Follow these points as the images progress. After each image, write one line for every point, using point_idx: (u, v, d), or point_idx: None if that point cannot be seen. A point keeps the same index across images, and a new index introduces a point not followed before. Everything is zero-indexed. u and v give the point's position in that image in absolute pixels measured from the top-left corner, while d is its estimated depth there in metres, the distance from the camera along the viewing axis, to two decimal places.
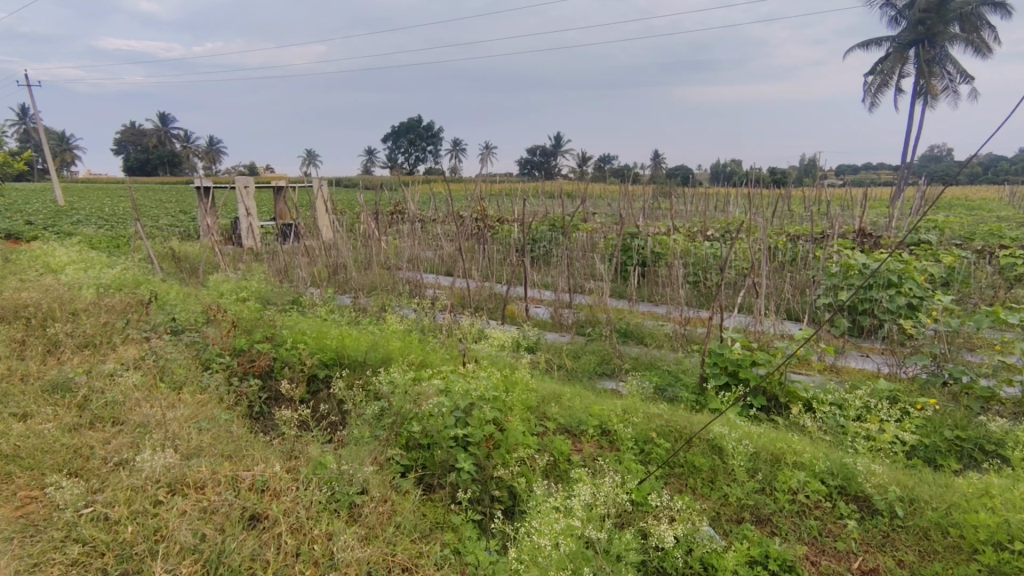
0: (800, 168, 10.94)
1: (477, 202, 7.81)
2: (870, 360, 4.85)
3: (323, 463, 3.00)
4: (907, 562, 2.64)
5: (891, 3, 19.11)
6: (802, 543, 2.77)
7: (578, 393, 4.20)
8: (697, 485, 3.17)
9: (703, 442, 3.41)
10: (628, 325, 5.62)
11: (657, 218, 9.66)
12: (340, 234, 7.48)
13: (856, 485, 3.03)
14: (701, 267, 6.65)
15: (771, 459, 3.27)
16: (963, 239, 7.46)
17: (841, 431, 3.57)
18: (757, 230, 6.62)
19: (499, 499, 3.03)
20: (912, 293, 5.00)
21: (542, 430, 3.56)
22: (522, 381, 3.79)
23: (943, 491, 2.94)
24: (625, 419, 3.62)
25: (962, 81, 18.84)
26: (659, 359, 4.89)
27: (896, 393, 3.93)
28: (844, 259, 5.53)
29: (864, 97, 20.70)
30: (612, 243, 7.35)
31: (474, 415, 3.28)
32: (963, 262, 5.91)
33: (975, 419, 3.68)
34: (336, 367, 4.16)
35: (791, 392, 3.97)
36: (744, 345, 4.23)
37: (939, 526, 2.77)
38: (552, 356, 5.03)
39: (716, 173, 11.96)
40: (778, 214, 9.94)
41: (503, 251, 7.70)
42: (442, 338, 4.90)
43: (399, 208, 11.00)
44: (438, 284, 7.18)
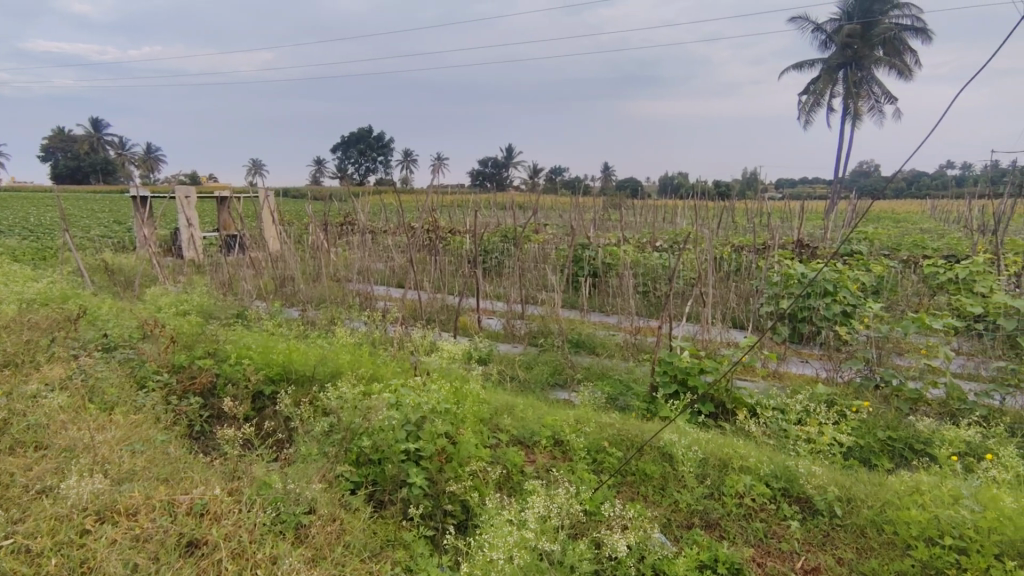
0: (742, 182, 11.40)
1: (429, 213, 7.74)
2: (809, 365, 5.06)
3: (267, 483, 2.88)
4: (846, 560, 2.76)
5: (821, 27, 20.21)
6: (749, 545, 2.85)
7: (531, 404, 4.20)
8: (648, 493, 3.22)
9: (654, 450, 3.46)
10: (580, 335, 5.66)
11: (607, 229, 9.85)
12: (287, 246, 7.28)
13: (798, 487, 3.13)
14: (651, 277, 6.79)
15: (719, 464, 3.35)
16: (890, 250, 7.93)
17: (783, 435, 3.69)
18: (703, 241, 6.82)
19: (451, 514, 3.00)
20: (846, 301, 5.25)
21: (494, 442, 3.54)
22: (473, 393, 3.75)
23: (877, 490, 3.08)
24: (577, 429, 3.64)
25: (887, 102, 20.06)
26: (611, 368, 4.96)
27: (833, 397, 4.10)
28: (785, 268, 5.77)
29: (799, 115, 21.76)
30: (564, 253, 7.41)
31: (425, 429, 3.21)
32: (891, 272, 6.28)
33: (904, 420, 3.89)
34: (283, 383, 4.02)
35: (737, 398, 4.10)
36: (692, 354, 4.33)
37: (874, 523, 2.90)
38: (505, 368, 5.03)
39: (664, 186, 12.29)
40: (722, 225, 10.27)
41: (455, 263, 7.67)
42: (393, 351, 4.83)
43: (350, 219, 10.82)
44: (389, 296, 7.08)
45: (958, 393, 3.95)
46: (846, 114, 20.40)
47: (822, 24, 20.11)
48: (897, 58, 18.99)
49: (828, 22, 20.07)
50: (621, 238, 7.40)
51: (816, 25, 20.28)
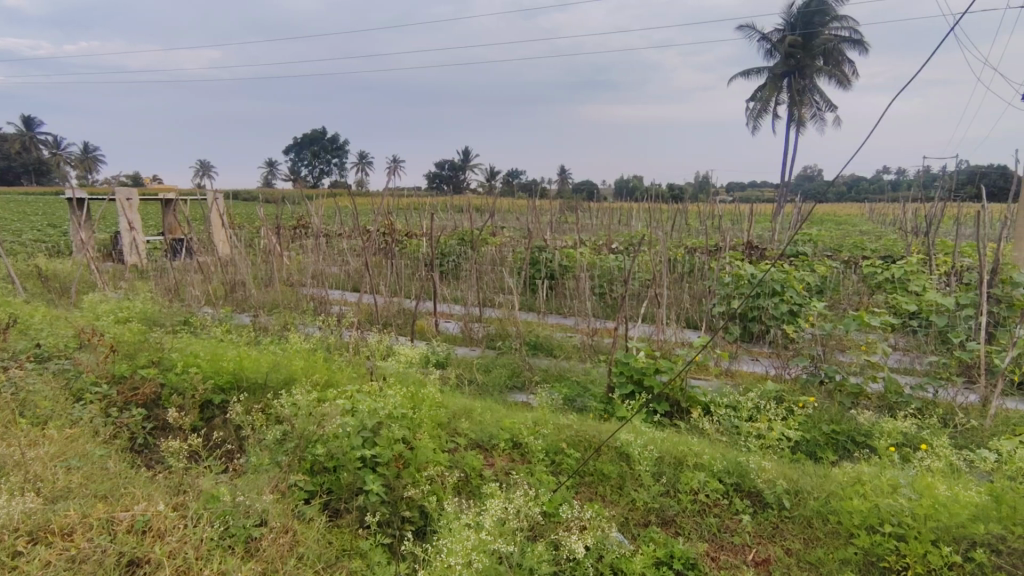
0: (694, 185, 11.70)
1: (385, 216, 7.63)
2: (759, 363, 5.22)
3: (215, 495, 2.78)
4: (794, 550, 2.86)
5: (766, 37, 20.97)
6: (703, 540, 2.92)
7: (489, 407, 4.19)
8: (606, 492, 3.26)
9: (611, 450, 3.51)
10: (538, 338, 5.69)
11: (564, 231, 9.94)
12: (237, 250, 7.05)
13: (749, 482, 3.22)
14: (607, 279, 6.89)
15: (674, 462, 3.42)
16: (832, 251, 8.28)
17: (735, 432, 3.79)
18: (657, 243, 6.95)
19: (409, 521, 2.96)
20: (793, 301, 5.45)
21: (453, 447, 3.51)
22: (431, 398, 3.72)
23: (823, 482, 3.20)
24: (535, 431, 3.65)
25: (828, 109, 20.98)
26: (568, 369, 5.01)
27: (781, 393, 4.25)
28: (735, 269, 5.93)
29: (747, 121, 22.51)
30: (521, 256, 7.43)
31: (382, 434, 3.16)
32: (834, 272, 6.55)
33: (847, 414, 4.06)
34: (233, 391, 3.89)
35: (691, 397, 4.19)
36: (647, 354, 4.40)
37: (820, 514, 3.01)
38: (463, 371, 5.00)
39: (619, 189, 12.49)
40: (675, 228, 10.50)
41: (412, 266, 7.59)
42: (348, 357, 4.74)
43: (303, 221, 10.58)
44: (344, 301, 6.94)
45: (895, 387, 4.13)
46: (791, 121, 21.23)
47: (766, 34, 20.86)
48: (836, 68, 19.89)
49: (772, 32, 20.84)
50: (577, 240, 7.47)
51: (761, 35, 21.04)
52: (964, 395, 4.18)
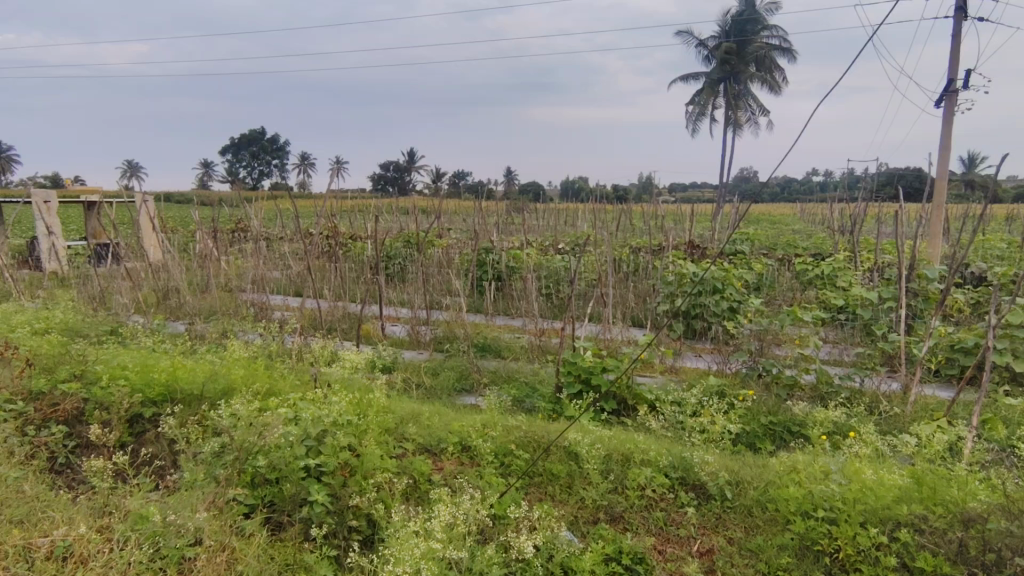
0: (638, 186, 11.95)
1: (328, 219, 7.44)
2: (701, 359, 5.38)
3: (144, 515, 2.63)
4: (735, 539, 2.95)
5: (703, 43, 21.68)
6: (650, 534, 2.98)
7: (438, 411, 4.14)
8: (555, 492, 3.28)
9: (561, 450, 3.54)
10: (486, 340, 5.67)
11: (510, 232, 9.95)
12: (170, 255, 6.71)
13: (693, 475, 3.31)
14: (553, 279, 6.94)
15: (621, 459, 3.48)
16: (767, 250, 8.65)
17: (680, 427, 3.89)
18: (602, 243, 7.06)
19: (356, 530, 2.89)
20: (732, 298, 5.66)
21: (401, 452, 3.46)
22: (377, 403, 3.64)
23: (762, 472, 3.32)
24: (484, 433, 3.63)
25: (762, 114, 21.90)
26: (516, 370, 5.02)
27: (722, 388, 4.39)
28: (678, 268, 6.08)
29: (686, 124, 23.18)
30: (468, 257, 7.38)
31: (327, 443, 3.07)
32: (769, 270, 6.83)
33: (783, 405, 4.25)
34: (165, 404, 3.70)
35: (638, 394, 4.27)
36: (594, 353, 4.46)
37: (760, 502, 3.11)
38: (410, 375, 4.94)
39: (565, 190, 12.62)
40: (620, 229, 10.70)
41: (357, 270, 7.43)
42: (291, 364, 4.59)
43: (241, 225, 10.18)
44: (286, 306, 6.72)
45: (826, 378, 4.36)
46: (727, 124, 22.03)
47: (703, 40, 21.58)
48: (768, 74, 20.80)
49: (709, 38, 21.58)
50: (524, 241, 7.50)
51: (698, 41, 21.75)
52: (888, 383, 4.44)
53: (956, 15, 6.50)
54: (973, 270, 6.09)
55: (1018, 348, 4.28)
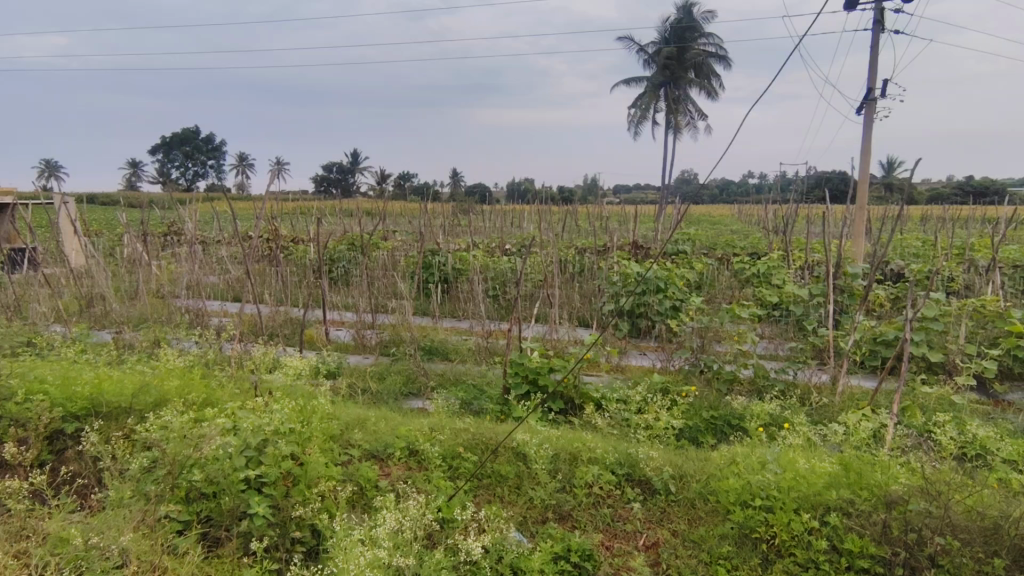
0: (583, 187, 12.12)
1: (268, 221, 7.20)
2: (646, 357, 5.50)
3: (65, 538, 2.47)
4: (679, 531, 3.03)
5: (644, 49, 22.24)
6: (597, 531, 3.03)
7: (384, 416, 4.07)
8: (504, 494, 3.28)
9: (508, 451, 3.55)
10: (433, 342, 5.63)
11: (458, 234, 9.89)
12: (95, 260, 6.32)
13: (639, 471, 3.39)
14: (500, 281, 6.96)
15: (569, 458, 3.52)
16: (707, 249, 8.94)
17: (625, 424, 3.96)
18: (548, 244, 7.12)
19: (300, 541, 2.79)
20: (675, 297, 5.83)
21: (346, 459, 3.38)
22: (321, 410, 3.55)
23: (704, 465, 3.42)
24: (431, 437, 3.60)
25: (700, 118, 22.62)
26: (464, 373, 4.99)
27: (666, 385, 4.50)
28: (623, 268, 6.20)
29: (629, 128, 23.67)
30: (414, 259, 7.30)
31: (268, 453, 2.97)
32: (709, 269, 7.06)
33: (723, 400, 4.41)
34: (89, 418, 3.48)
35: (584, 393, 4.33)
36: (541, 354, 4.49)
37: (702, 495, 3.21)
38: (355, 381, 4.84)
39: (511, 191, 12.66)
40: (565, 229, 10.82)
41: (299, 273, 7.22)
42: (229, 372, 4.41)
43: (174, 228, 9.69)
44: (224, 312, 6.46)
45: (763, 372, 4.54)
46: (668, 128, 22.64)
47: (644, 46, 22.14)
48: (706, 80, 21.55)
49: (649, 44, 22.15)
50: (471, 243, 7.47)
51: (640, 47, 22.30)
52: (818, 375, 4.66)
53: (875, 27, 6.91)
54: (892, 267, 6.49)
55: (932, 339, 4.60)
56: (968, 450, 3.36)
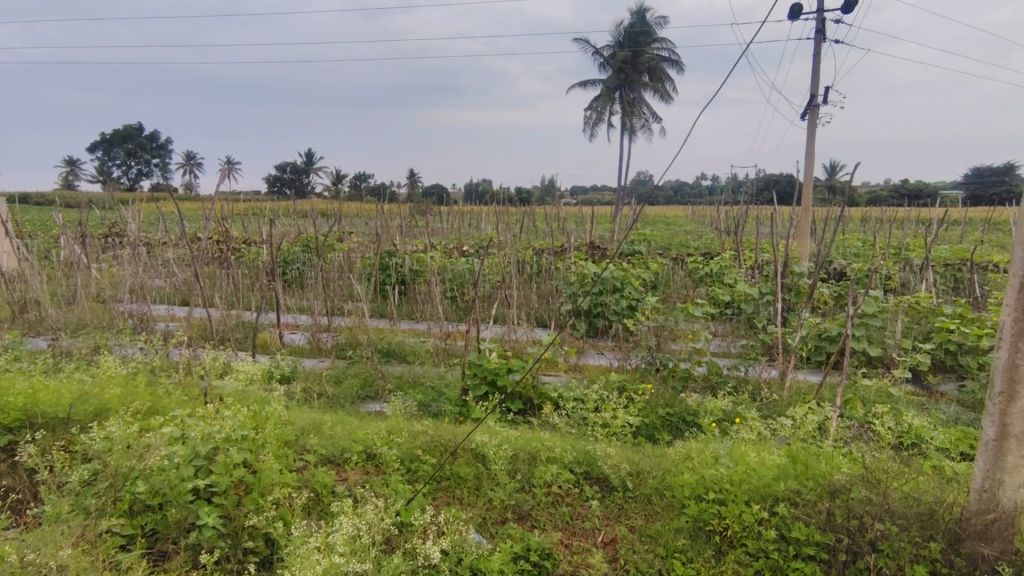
0: (541, 189, 12.20)
1: (218, 222, 6.98)
2: (603, 356, 5.58)
3: None
4: (637, 526, 3.08)
5: (599, 52, 22.55)
6: (557, 529, 3.05)
7: (340, 420, 4.00)
8: (463, 495, 3.27)
9: (467, 453, 3.54)
10: (390, 344, 5.56)
11: (415, 235, 9.80)
12: (29, 263, 5.99)
13: (596, 469, 3.43)
14: (458, 282, 6.92)
15: (528, 457, 3.54)
16: (662, 250, 9.14)
17: (583, 423, 4.00)
18: (506, 245, 7.13)
19: (253, 552, 2.71)
20: (631, 297, 5.93)
21: (301, 465, 3.30)
22: (275, 415, 3.46)
23: (660, 461, 3.49)
24: (389, 440, 3.55)
25: (654, 121, 23.11)
26: (422, 375, 4.95)
27: (623, 383, 4.57)
28: (580, 269, 6.27)
29: (585, 129, 23.94)
30: (370, 261, 7.20)
31: (218, 461, 2.87)
32: (664, 269, 7.22)
33: (678, 397, 4.51)
34: (23, 430, 3.29)
35: (542, 393, 4.36)
36: (500, 354, 4.49)
37: (658, 490, 3.27)
38: (311, 385, 4.73)
39: (469, 192, 12.64)
40: (523, 230, 10.87)
41: (251, 276, 7.02)
42: (177, 378, 4.25)
43: (115, 229, 9.28)
44: (170, 316, 6.22)
45: (716, 369, 4.68)
46: (624, 130, 23.02)
47: (599, 50, 22.45)
48: (659, 84, 22.03)
49: (604, 47, 22.48)
50: (428, 244, 7.43)
51: (595, 51, 22.61)
52: (768, 371, 4.82)
53: (817, 37, 7.20)
54: (835, 266, 6.77)
55: (872, 334, 4.83)
56: (904, 439, 3.53)
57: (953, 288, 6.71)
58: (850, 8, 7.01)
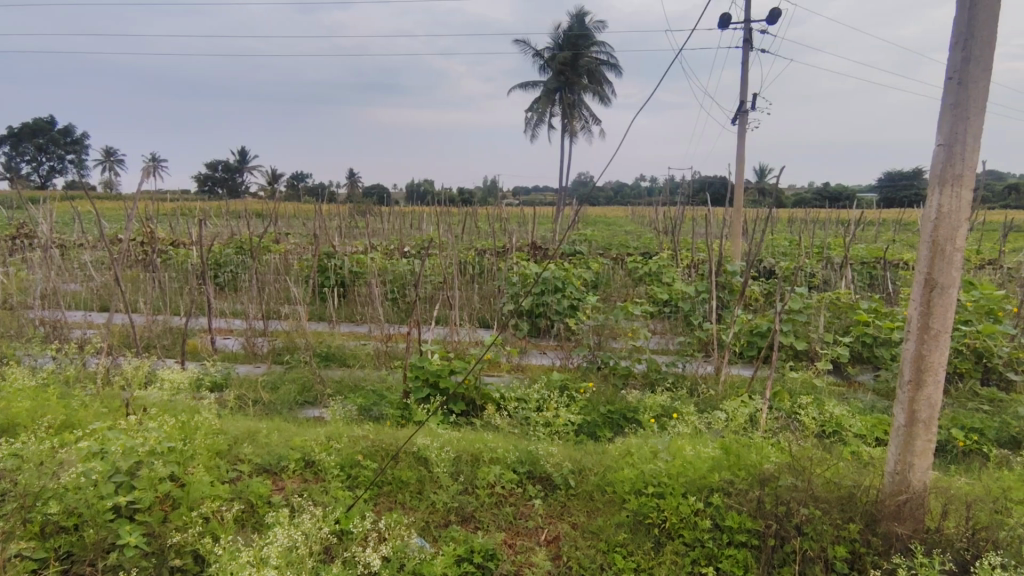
0: (483, 189, 12.21)
1: (143, 222, 6.61)
2: (546, 356, 5.62)
3: None
4: (579, 523, 3.12)
5: (540, 54, 22.77)
6: (500, 530, 3.05)
7: (277, 427, 3.86)
8: (405, 500, 3.22)
9: (409, 456, 3.49)
10: (329, 348, 5.42)
11: (355, 236, 9.60)
12: None
13: (539, 468, 3.46)
14: (399, 284, 6.83)
15: (471, 459, 3.53)
16: (602, 250, 9.33)
17: (525, 422, 4.02)
18: (447, 246, 7.09)
19: (181, 569, 2.57)
20: (573, 296, 6.01)
21: (234, 476, 3.17)
22: (205, 425, 3.31)
23: (601, 458, 3.55)
24: (328, 447, 3.46)
25: (595, 123, 23.54)
26: (363, 378, 4.86)
27: (565, 382, 4.63)
28: (521, 269, 6.31)
29: (528, 130, 24.10)
30: (308, 263, 7.00)
31: (142, 475, 2.72)
32: (605, 269, 7.36)
33: (618, 394, 4.60)
34: None
35: (485, 394, 4.35)
36: (442, 356, 4.46)
37: (599, 486, 3.32)
38: (245, 392, 4.55)
39: (410, 192, 12.50)
40: (466, 231, 10.84)
41: (179, 279, 6.68)
42: (96, 389, 3.99)
43: (25, 230, 8.62)
44: (89, 323, 5.84)
45: (655, 366, 4.81)
46: (565, 132, 23.33)
47: (539, 52, 22.66)
48: (598, 87, 22.48)
49: (545, 50, 22.71)
50: (368, 245, 7.29)
51: (536, 53, 22.81)
52: (704, 366, 4.98)
53: (744, 46, 7.53)
54: (765, 265, 7.10)
55: (798, 329, 5.09)
56: (826, 427, 3.75)
57: (870, 284, 7.17)
58: (774, 19, 7.37)
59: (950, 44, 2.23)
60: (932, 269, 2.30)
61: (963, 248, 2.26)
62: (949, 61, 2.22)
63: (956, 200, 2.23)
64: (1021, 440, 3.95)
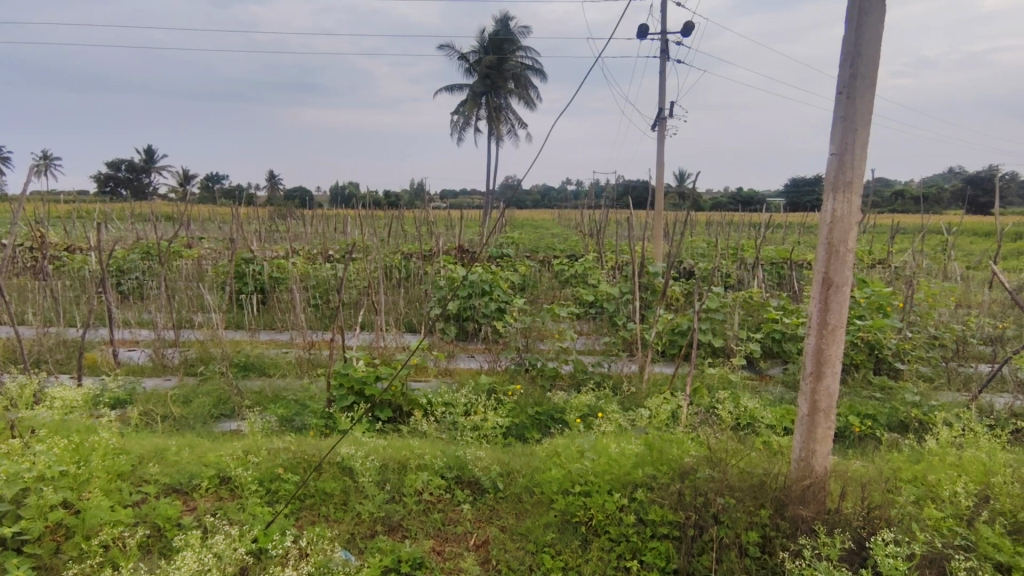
0: (410, 192, 12.05)
1: (33, 226, 6.06)
2: (474, 359, 5.61)
3: None
4: (507, 525, 3.12)
5: (466, 58, 22.74)
6: (428, 537, 3.00)
7: (188, 443, 3.63)
8: (329, 512, 3.10)
9: (333, 467, 3.38)
10: (247, 358, 5.16)
11: (277, 240, 9.22)
12: None
13: (467, 472, 3.43)
14: (322, 289, 6.62)
15: (398, 466, 3.46)
16: (530, 252, 9.44)
17: (453, 427, 3.98)
18: (372, 250, 6.93)
19: None
20: (500, 299, 6.03)
21: (139, 498, 2.95)
22: (104, 446, 3.06)
23: (529, 460, 3.58)
24: (245, 461, 3.29)
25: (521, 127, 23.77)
26: (284, 388, 4.66)
27: (493, 385, 4.63)
28: (449, 273, 6.27)
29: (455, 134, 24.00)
30: (223, 269, 6.65)
31: (30, 504, 2.48)
32: (531, 272, 7.44)
33: (546, 395, 4.65)
34: None
35: (412, 400, 4.27)
36: (367, 362, 4.34)
37: (528, 488, 3.34)
38: (153, 407, 4.25)
39: (334, 195, 12.15)
40: (392, 234, 10.66)
41: (77, 288, 6.17)
42: None
43: None
44: None
45: (581, 366, 4.90)
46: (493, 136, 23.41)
47: (465, 56, 22.64)
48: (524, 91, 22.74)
49: (471, 54, 22.72)
50: (288, 250, 7.02)
51: (462, 57, 22.77)
52: (628, 365, 5.13)
53: (662, 56, 7.84)
54: (684, 266, 7.40)
55: (715, 327, 5.34)
56: (741, 420, 3.93)
57: (779, 283, 7.63)
58: (688, 31, 7.72)
59: (840, 61, 2.40)
60: (828, 269, 2.46)
61: (854, 249, 2.43)
62: (840, 76, 2.39)
63: (848, 205, 2.40)
64: (908, 423, 4.32)
